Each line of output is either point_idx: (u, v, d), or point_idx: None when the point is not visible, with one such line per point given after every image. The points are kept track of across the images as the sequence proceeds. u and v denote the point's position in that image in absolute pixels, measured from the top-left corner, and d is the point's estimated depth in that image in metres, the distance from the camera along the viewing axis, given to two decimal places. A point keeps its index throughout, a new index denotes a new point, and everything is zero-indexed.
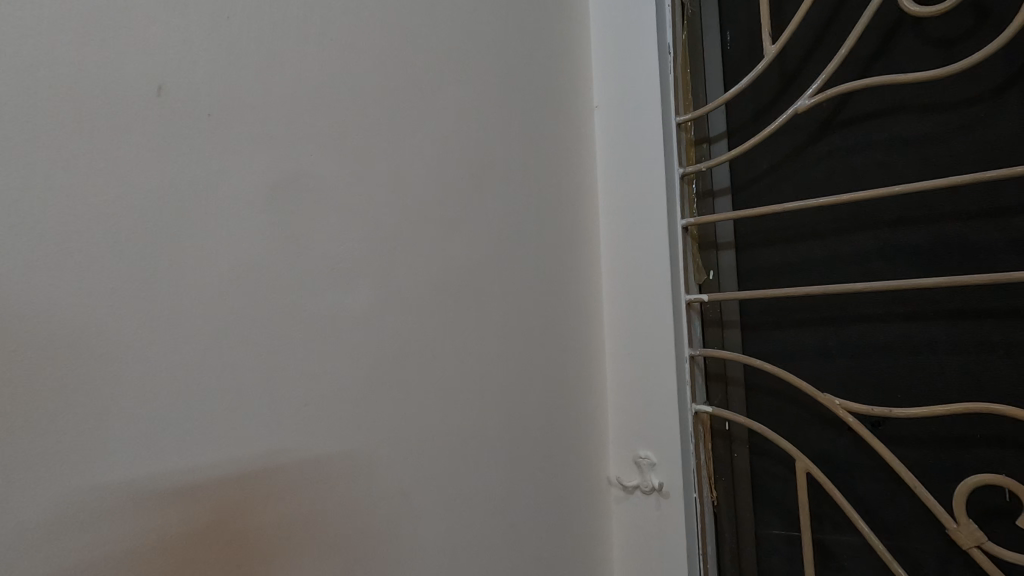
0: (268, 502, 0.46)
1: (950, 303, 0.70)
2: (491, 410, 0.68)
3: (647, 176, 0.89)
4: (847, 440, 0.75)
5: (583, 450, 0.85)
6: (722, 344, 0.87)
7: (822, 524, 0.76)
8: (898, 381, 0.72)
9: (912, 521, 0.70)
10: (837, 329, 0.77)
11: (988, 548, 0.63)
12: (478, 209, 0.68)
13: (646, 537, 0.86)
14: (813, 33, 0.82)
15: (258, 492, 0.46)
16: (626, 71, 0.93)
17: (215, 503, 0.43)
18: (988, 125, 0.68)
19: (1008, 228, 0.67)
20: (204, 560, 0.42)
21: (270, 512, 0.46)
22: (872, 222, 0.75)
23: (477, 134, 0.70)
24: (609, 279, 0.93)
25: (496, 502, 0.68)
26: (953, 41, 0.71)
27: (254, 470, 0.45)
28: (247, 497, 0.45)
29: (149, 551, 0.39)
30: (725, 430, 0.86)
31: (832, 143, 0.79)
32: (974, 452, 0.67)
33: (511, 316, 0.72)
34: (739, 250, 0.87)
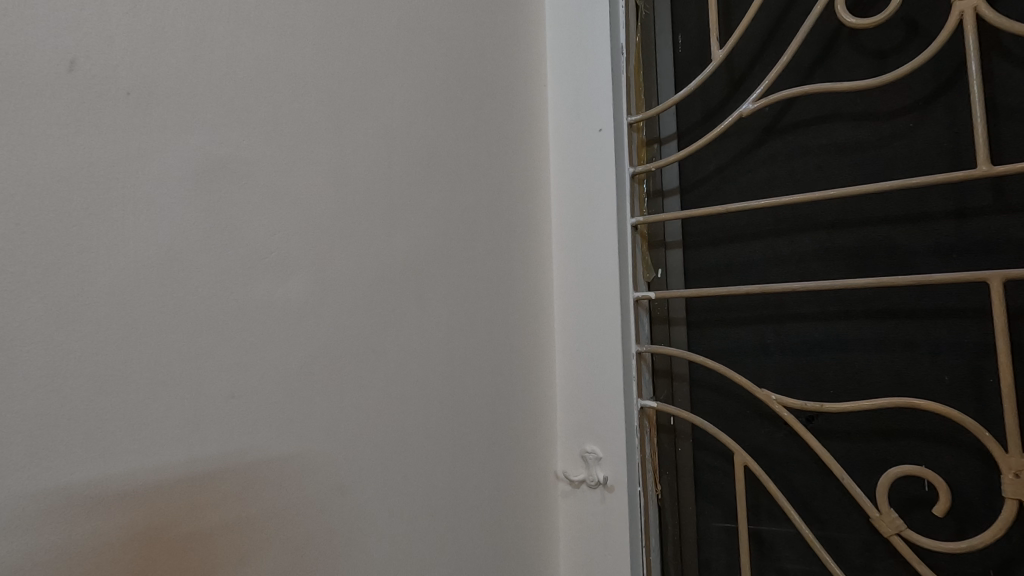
0: (194, 504, 0.45)
1: (879, 303, 0.73)
2: (435, 404, 0.68)
3: (597, 174, 0.90)
4: (784, 435, 0.78)
5: (530, 446, 0.85)
6: (668, 341, 0.89)
7: (759, 516, 0.79)
8: (831, 378, 0.75)
9: (841, 512, 0.73)
10: (775, 327, 0.80)
11: (906, 536, 0.67)
12: (424, 200, 0.67)
13: (592, 531, 0.87)
14: (757, 41, 0.84)
15: (182, 493, 0.44)
16: (580, 71, 0.93)
17: (133, 509, 0.41)
18: (916, 133, 0.72)
19: (933, 232, 0.71)
20: (136, 562, 0.41)
21: (196, 514, 0.45)
22: (809, 224, 0.78)
23: (424, 124, 0.69)
24: (560, 276, 0.93)
25: (439, 497, 0.68)
26: (885, 53, 0.74)
27: (176, 471, 0.44)
28: (169, 500, 0.43)
29: (74, 552, 0.38)
30: (670, 425, 0.87)
31: (774, 148, 0.82)
32: (898, 444, 0.70)
33: (455, 309, 0.71)
34: (686, 250, 0.89)
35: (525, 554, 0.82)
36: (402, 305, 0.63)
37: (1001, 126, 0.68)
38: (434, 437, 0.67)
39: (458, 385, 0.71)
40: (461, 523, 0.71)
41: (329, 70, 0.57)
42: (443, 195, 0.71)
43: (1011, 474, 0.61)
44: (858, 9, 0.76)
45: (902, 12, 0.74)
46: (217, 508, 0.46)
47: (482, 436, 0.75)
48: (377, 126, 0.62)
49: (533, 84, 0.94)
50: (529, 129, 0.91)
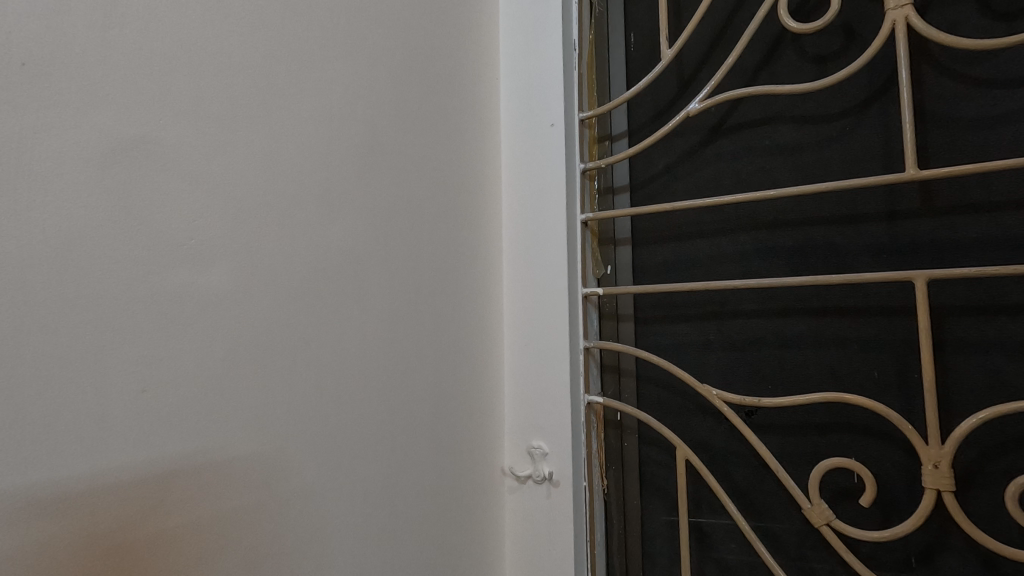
0: (88, 500, 0.43)
1: (814, 301, 0.75)
2: (374, 399, 0.66)
3: (548, 169, 0.90)
4: (724, 429, 0.79)
5: (476, 441, 0.84)
6: (616, 337, 0.89)
7: (701, 509, 0.81)
8: (768, 374, 0.77)
9: (776, 504, 0.75)
10: (718, 323, 0.81)
11: (835, 526, 0.69)
12: (365, 190, 0.66)
13: (537, 527, 0.87)
14: (705, 41, 0.85)
15: (75, 489, 0.42)
16: (532, 65, 0.93)
17: (15, 507, 0.39)
18: (853, 137, 0.75)
19: (866, 232, 0.73)
20: (41, 558, 0.40)
21: (89, 510, 0.43)
22: (752, 223, 0.80)
23: (367, 112, 0.67)
24: (510, 271, 0.93)
25: (377, 492, 0.67)
26: (825, 58, 0.77)
27: (68, 465, 0.42)
28: (56, 497, 0.41)
29: None
30: (617, 420, 0.88)
31: (720, 147, 0.83)
32: (829, 438, 0.73)
33: (398, 302, 0.70)
34: (635, 247, 0.89)
35: (469, 551, 0.82)
36: (340, 297, 0.62)
37: (929, 132, 0.71)
38: (373, 431, 0.66)
39: (400, 379, 0.70)
40: (401, 518, 0.70)
41: (259, 53, 0.55)
42: (386, 185, 0.69)
43: (930, 465, 0.64)
44: (800, 14, 0.78)
45: (841, 19, 0.76)
46: (113, 503, 0.44)
47: (425, 431, 0.74)
48: (313, 112, 0.60)
49: (485, 76, 0.93)
50: (479, 121, 0.90)
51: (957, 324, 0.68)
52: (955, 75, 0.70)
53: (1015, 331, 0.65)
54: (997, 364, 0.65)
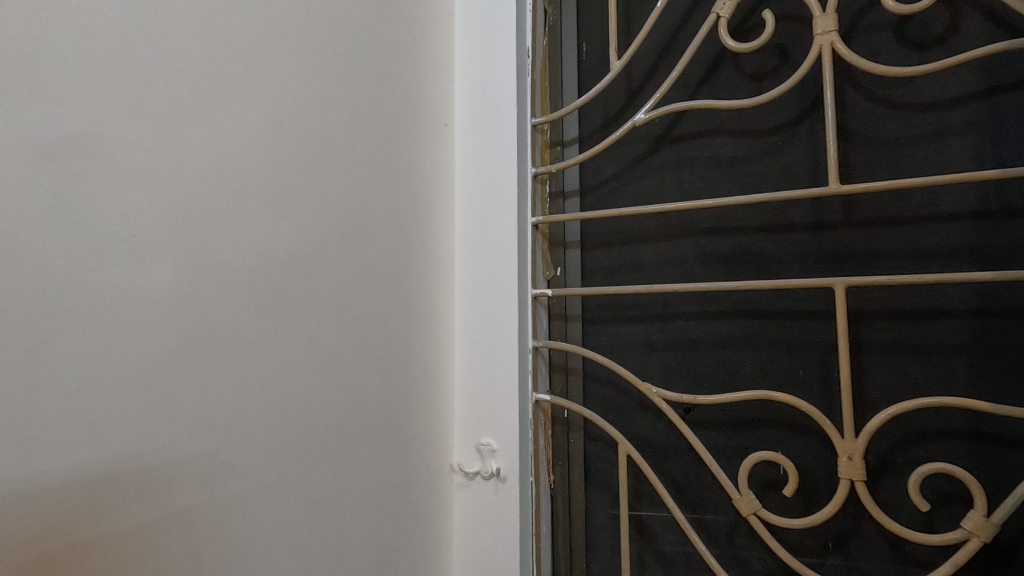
0: (13, 502, 0.42)
1: (746, 304, 0.80)
2: (321, 396, 0.67)
3: (500, 172, 0.91)
4: (664, 425, 0.83)
5: (424, 439, 0.85)
6: (564, 337, 0.92)
7: (641, 502, 0.84)
8: (705, 373, 0.82)
9: (710, 495, 0.80)
10: (659, 325, 0.85)
11: (761, 515, 0.74)
12: (315, 189, 0.67)
13: (484, 522, 0.88)
14: (652, 54, 0.89)
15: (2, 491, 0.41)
16: (486, 68, 0.94)
17: None
18: (785, 151, 0.80)
19: (794, 240, 0.78)
20: None
21: (13, 512, 0.42)
22: (693, 230, 0.84)
23: (317, 111, 0.68)
24: (461, 271, 0.94)
25: (322, 489, 0.67)
26: (761, 76, 0.82)
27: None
28: None
29: None
30: (564, 417, 0.91)
31: (664, 157, 0.87)
32: (757, 432, 0.78)
33: (346, 302, 0.71)
34: (583, 250, 0.92)
35: (415, 547, 0.83)
36: (288, 295, 0.62)
37: (851, 150, 0.77)
38: (320, 430, 0.67)
39: (347, 378, 0.71)
40: (346, 515, 0.71)
41: (206, 48, 0.55)
42: (336, 184, 0.70)
43: (845, 457, 0.69)
44: (739, 34, 0.83)
45: (776, 40, 0.81)
46: (41, 506, 0.43)
47: (373, 429, 0.75)
48: (262, 110, 0.60)
49: (440, 78, 0.94)
50: (434, 122, 0.91)
51: (872, 327, 0.74)
52: (875, 98, 0.76)
53: (921, 336, 0.71)
54: (905, 365, 0.72)
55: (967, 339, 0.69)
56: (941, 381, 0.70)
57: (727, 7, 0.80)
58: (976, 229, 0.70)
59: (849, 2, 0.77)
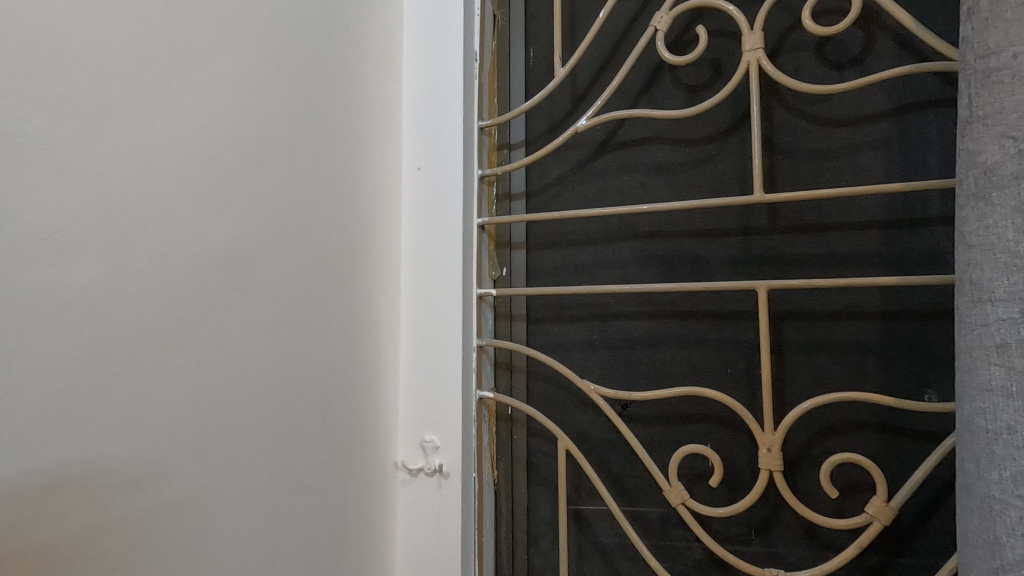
0: None
1: (680, 305, 0.84)
2: (258, 394, 0.67)
3: (447, 172, 0.92)
4: (602, 420, 0.87)
5: (367, 436, 0.86)
6: (509, 336, 0.94)
7: (580, 495, 0.88)
8: (641, 370, 0.85)
9: (645, 487, 0.84)
10: (600, 325, 0.88)
11: (689, 505, 0.77)
12: (253, 187, 0.67)
13: (427, 518, 0.89)
14: (595, 62, 0.92)
15: None
16: (434, 69, 0.95)
17: None
18: (717, 160, 0.84)
19: (724, 245, 0.83)
20: None
21: None
22: (632, 233, 0.88)
23: (256, 110, 0.68)
24: (407, 269, 0.94)
25: (258, 487, 0.67)
26: (696, 88, 0.86)
27: None
28: None
29: None
30: (508, 414, 0.93)
31: (606, 162, 0.90)
32: (688, 427, 0.82)
33: (285, 301, 0.71)
34: (529, 251, 0.95)
35: (356, 544, 0.83)
36: (223, 292, 0.62)
37: (777, 161, 0.82)
38: (256, 428, 0.67)
39: (285, 375, 0.71)
40: (284, 512, 0.71)
41: (138, 43, 0.55)
42: (276, 182, 0.70)
43: (765, 449, 0.73)
44: (676, 47, 0.87)
45: (710, 54, 0.85)
46: None
47: (312, 428, 0.76)
48: (197, 107, 0.60)
49: (388, 78, 0.94)
50: (381, 121, 0.92)
51: (793, 327, 0.79)
52: (798, 113, 0.81)
53: (835, 335, 0.77)
54: (822, 363, 0.77)
55: (876, 338, 0.75)
56: (853, 377, 0.76)
57: (664, 21, 0.84)
58: (884, 237, 0.76)
59: (776, 21, 0.82)
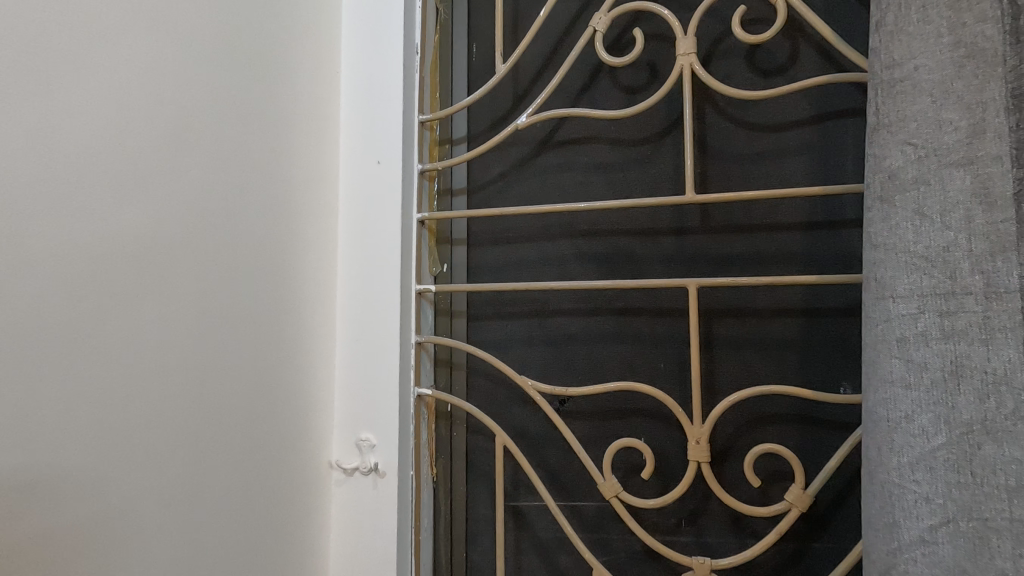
0: None
1: (617, 302, 0.86)
2: (174, 392, 0.65)
3: (386, 166, 0.90)
4: (540, 416, 0.88)
5: (299, 436, 0.83)
6: (449, 333, 0.93)
7: (518, 491, 0.88)
8: (579, 366, 0.86)
9: (582, 481, 0.85)
10: (540, 321, 0.89)
11: (622, 498, 0.78)
12: (168, 176, 0.65)
13: (362, 519, 0.87)
14: (537, 60, 0.92)
15: None
16: (373, 60, 0.93)
17: None
18: (653, 160, 0.86)
19: (659, 243, 0.85)
20: None
21: None
22: (571, 231, 0.89)
23: (171, 98, 0.65)
24: (343, 264, 0.92)
25: (174, 489, 0.65)
26: (634, 90, 0.87)
27: None
28: None
29: None
30: (447, 411, 0.93)
31: (546, 160, 0.91)
32: (622, 421, 0.84)
33: (205, 296, 0.69)
34: (470, 248, 0.94)
35: (286, 548, 0.80)
36: (131, 283, 0.60)
37: (709, 163, 0.84)
38: (172, 427, 0.64)
39: (206, 373, 0.69)
40: (204, 516, 0.68)
41: (34, 25, 0.53)
42: (194, 171, 0.68)
43: (694, 441, 0.75)
44: (615, 48, 0.88)
45: (647, 57, 0.87)
46: None
47: (236, 427, 0.73)
48: (102, 91, 0.58)
49: (325, 66, 0.91)
50: (318, 112, 0.89)
51: (723, 324, 0.81)
52: (729, 117, 0.84)
53: (761, 332, 0.80)
54: (749, 358, 0.80)
55: (798, 334, 0.79)
56: (777, 371, 0.79)
57: (603, 23, 0.85)
58: (806, 238, 0.80)
59: (709, 28, 0.85)
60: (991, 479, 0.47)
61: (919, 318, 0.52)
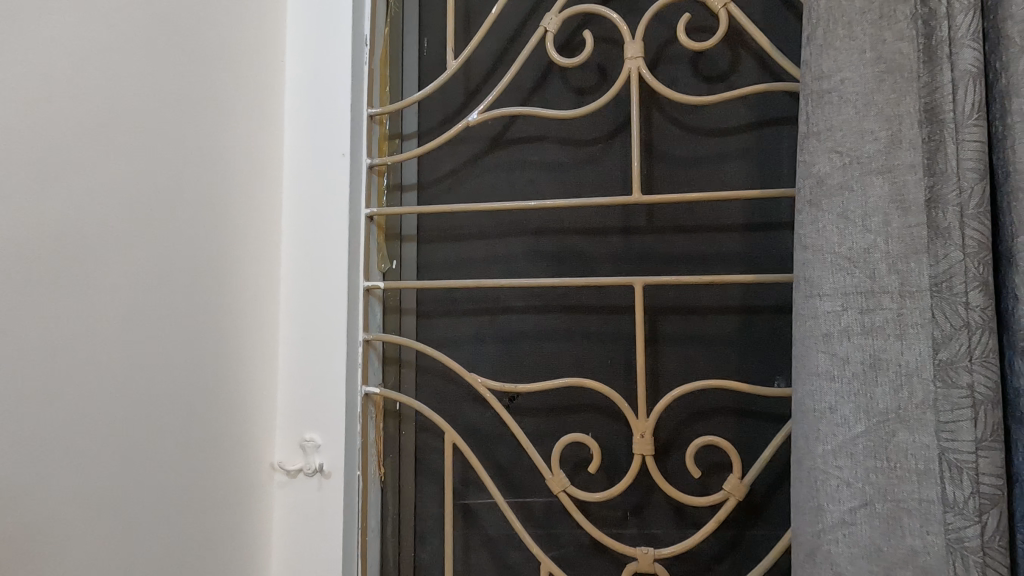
0: None
1: (567, 300, 0.87)
2: (99, 393, 0.61)
3: (332, 160, 0.88)
4: (490, 413, 0.88)
5: (238, 437, 0.80)
6: (399, 330, 0.92)
7: (468, 489, 0.88)
8: (528, 363, 0.87)
9: (531, 476, 0.86)
10: (490, 318, 0.89)
11: (569, 492, 0.79)
12: (94, 164, 0.61)
13: (306, 522, 0.85)
14: (489, 57, 0.93)
15: None
16: (320, 50, 0.90)
17: None
18: (602, 161, 0.88)
19: (608, 242, 0.87)
20: None
21: None
22: (521, 229, 0.89)
23: (97, 83, 0.62)
24: (287, 260, 0.89)
25: (101, 496, 0.61)
26: (583, 91, 0.89)
27: None
28: None
29: None
30: (396, 410, 0.92)
31: (498, 158, 0.91)
32: (570, 417, 0.85)
33: (136, 291, 0.65)
34: (420, 244, 0.93)
35: (225, 554, 0.77)
36: (53, 278, 0.57)
37: (655, 165, 0.87)
38: (97, 430, 0.61)
39: (135, 373, 0.65)
40: (134, 523, 0.65)
41: None
42: (124, 161, 0.64)
43: (639, 435, 0.78)
44: (566, 49, 0.89)
45: (596, 59, 0.89)
46: None
47: (170, 430, 0.69)
48: (17, 73, 0.55)
49: (270, 54, 0.88)
50: (262, 102, 0.86)
51: (667, 321, 0.84)
52: (674, 121, 0.87)
53: (702, 328, 0.83)
54: (691, 354, 0.83)
55: (736, 331, 0.82)
56: (718, 366, 0.82)
57: (553, 23, 0.85)
58: (745, 238, 0.84)
59: (655, 34, 0.87)
60: (904, 464, 0.52)
61: (842, 315, 0.56)
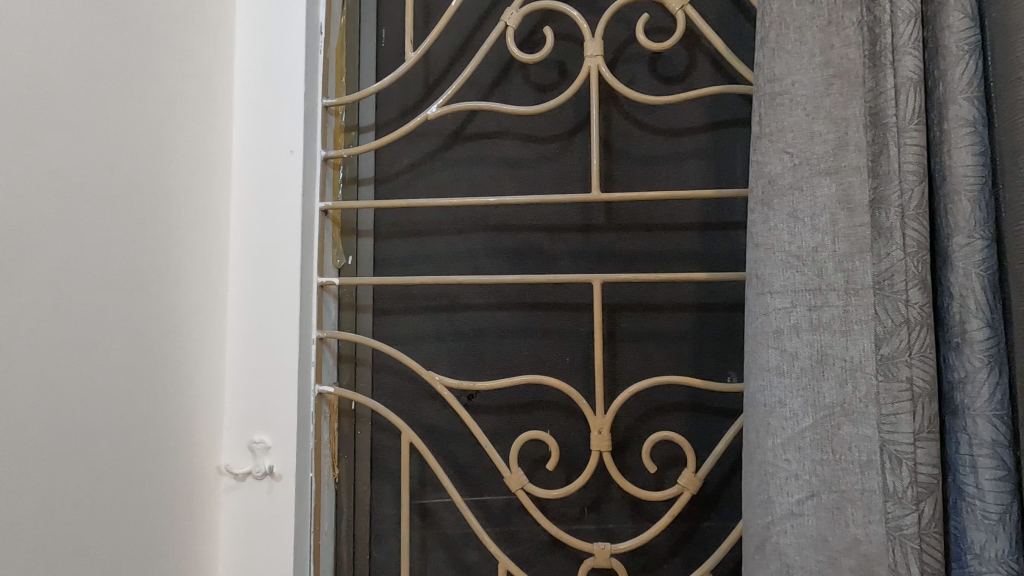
0: None
1: (527, 297, 0.87)
2: (24, 394, 0.57)
3: (284, 151, 0.85)
4: (449, 411, 0.87)
5: (182, 440, 0.76)
6: (354, 328, 0.90)
7: (425, 489, 0.87)
8: (488, 361, 0.86)
9: (489, 475, 0.85)
10: (449, 316, 0.88)
11: (527, 490, 0.79)
12: (19, 150, 0.57)
13: (255, 527, 0.81)
14: (449, 51, 0.91)
15: None
16: (272, 36, 0.86)
17: None
18: (562, 158, 0.88)
19: (567, 239, 0.87)
20: None
21: None
22: (481, 225, 0.88)
23: (24, 60, 0.57)
24: (235, 254, 0.85)
25: (26, 506, 0.57)
26: (544, 88, 0.89)
27: None
28: None
29: None
30: (351, 409, 0.89)
31: (457, 153, 0.90)
32: (529, 414, 0.85)
33: (66, 287, 0.61)
34: (377, 240, 0.91)
35: (166, 564, 0.73)
36: None
37: (614, 163, 0.87)
38: (19, 434, 0.56)
39: (65, 373, 0.61)
40: (64, 533, 0.60)
41: None
42: (55, 146, 0.60)
43: (597, 431, 0.78)
44: (527, 45, 0.89)
45: (557, 56, 0.89)
46: None
47: (106, 433, 0.65)
48: None
49: (218, 39, 0.84)
50: (210, 88, 0.82)
51: (625, 318, 0.85)
52: (633, 120, 0.87)
53: (659, 326, 0.84)
54: (648, 351, 0.84)
55: (691, 328, 0.84)
56: (674, 363, 0.84)
57: (514, 18, 0.84)
58: (700, 237, 0.85)
59: (615, 33, 0.88)
60: (849, 455, 0.54)
61: (792, 312, 0.57)
